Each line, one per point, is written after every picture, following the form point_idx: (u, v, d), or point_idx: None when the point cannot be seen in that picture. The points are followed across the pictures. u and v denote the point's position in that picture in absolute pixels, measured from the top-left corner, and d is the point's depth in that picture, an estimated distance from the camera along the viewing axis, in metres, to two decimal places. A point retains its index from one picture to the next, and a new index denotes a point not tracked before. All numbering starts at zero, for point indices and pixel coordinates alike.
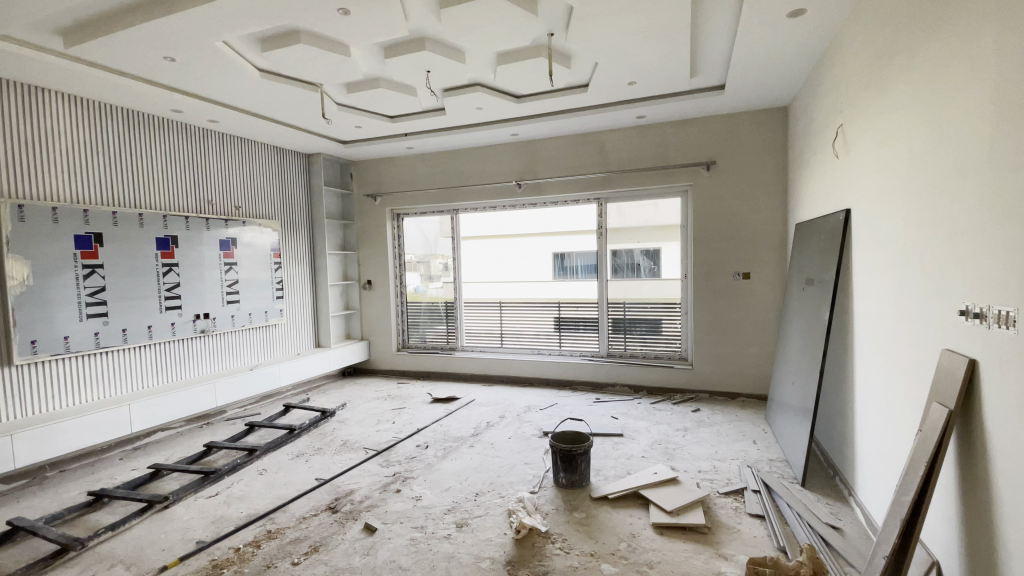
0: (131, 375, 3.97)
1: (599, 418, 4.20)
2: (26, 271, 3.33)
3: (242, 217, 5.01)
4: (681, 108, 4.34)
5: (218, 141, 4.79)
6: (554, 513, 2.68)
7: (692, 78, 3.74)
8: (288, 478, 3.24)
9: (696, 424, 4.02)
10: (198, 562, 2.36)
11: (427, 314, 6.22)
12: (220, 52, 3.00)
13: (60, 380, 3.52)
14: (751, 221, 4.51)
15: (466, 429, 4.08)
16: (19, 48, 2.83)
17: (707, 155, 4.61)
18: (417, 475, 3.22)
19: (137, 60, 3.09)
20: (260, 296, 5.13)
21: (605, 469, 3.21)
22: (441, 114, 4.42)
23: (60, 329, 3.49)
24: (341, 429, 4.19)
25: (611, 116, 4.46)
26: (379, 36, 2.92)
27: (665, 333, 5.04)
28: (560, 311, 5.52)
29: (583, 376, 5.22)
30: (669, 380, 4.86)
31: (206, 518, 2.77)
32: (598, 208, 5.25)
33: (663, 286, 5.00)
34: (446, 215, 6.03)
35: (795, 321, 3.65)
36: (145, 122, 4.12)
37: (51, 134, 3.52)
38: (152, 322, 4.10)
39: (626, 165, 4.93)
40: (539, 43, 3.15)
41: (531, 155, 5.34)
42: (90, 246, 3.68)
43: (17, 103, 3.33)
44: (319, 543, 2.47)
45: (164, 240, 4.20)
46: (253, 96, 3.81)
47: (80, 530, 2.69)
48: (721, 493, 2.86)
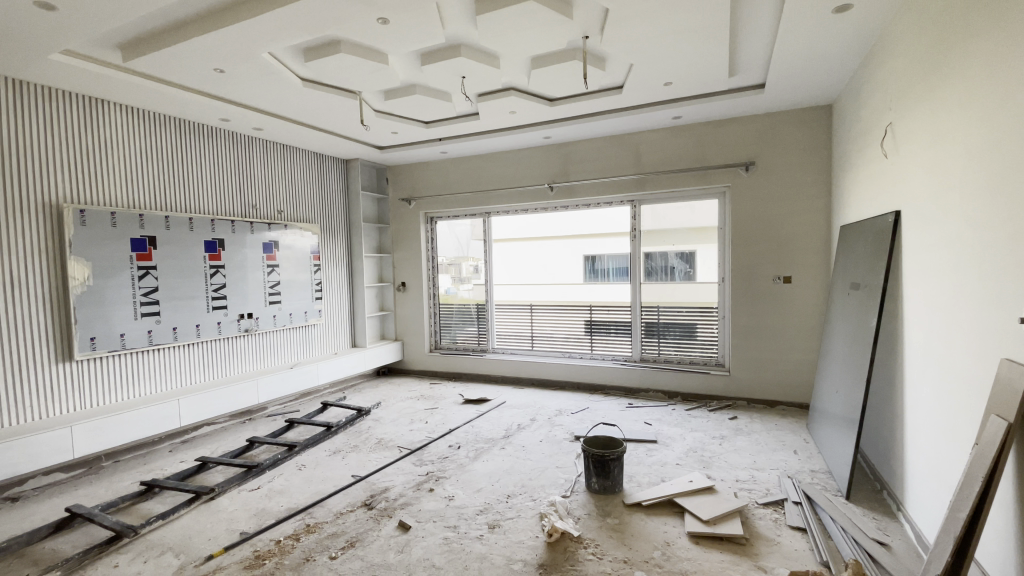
0: (180, 371, 4.18)
1: (632, 423, 4.15)
2: (86, 272, 3.54)
3: (284, 221, 5.20)
4: (719, 108, 4.24)
5: (262, 148, 4.98)
6: (586, 518, 2.66)
7: (731, 77, 3.65)
8: (325, 474, 3.34)
9: (734, 432, 3.91)
10: (242, 552, 2.45)
11: (459, 316, 6.29)
12: (265, 63, 3.12)
13: (115, 375, 3.73)
14: (792, 223, 4.37)
15: (497, 431, 4.10)
16: (85, 62, 3.04)
17: (746, 155, 4.50)
18: (450, 475, 3.26)
19: (189, 72, 3.25)
20: (300, 297, 5.31)
21: (638, 475, 3.16)
22: (475, 119, 4.46)
23: (116, 327, 3.70)
24: (376, 428, 4.29)
25: (645, 117, 4.41)
26: (416, 43, 2.98)
27: (700, 339, 4.94)
28: (592, 314, 5.48)
29: (615, 380, 5.16)
30: (704, 387, 4.75)
31: (249, 510, 2.88)
32: (631, 210, 5.19)
33: (699, 289, 4.89)
34: (478, 218, 6.09)
35: (840, 328, 3.51)
36: (196, 131, 4.34)
37: (110, 143, 3.75)
38: (200, 321, 4.29)
39: (660, 167, 4.86)
40: (574, 47, 3.15)
41: (564, 157, 5.33)
42: (145, 249, 3.89)
43: (81, 114, 3.57)
44: (355, 538, 2.54)
45: (212, 243, 4.40)
46: (296, 104, 3.95)
47: (133, 519, 2.84)
48: (760, 503, 2.77)
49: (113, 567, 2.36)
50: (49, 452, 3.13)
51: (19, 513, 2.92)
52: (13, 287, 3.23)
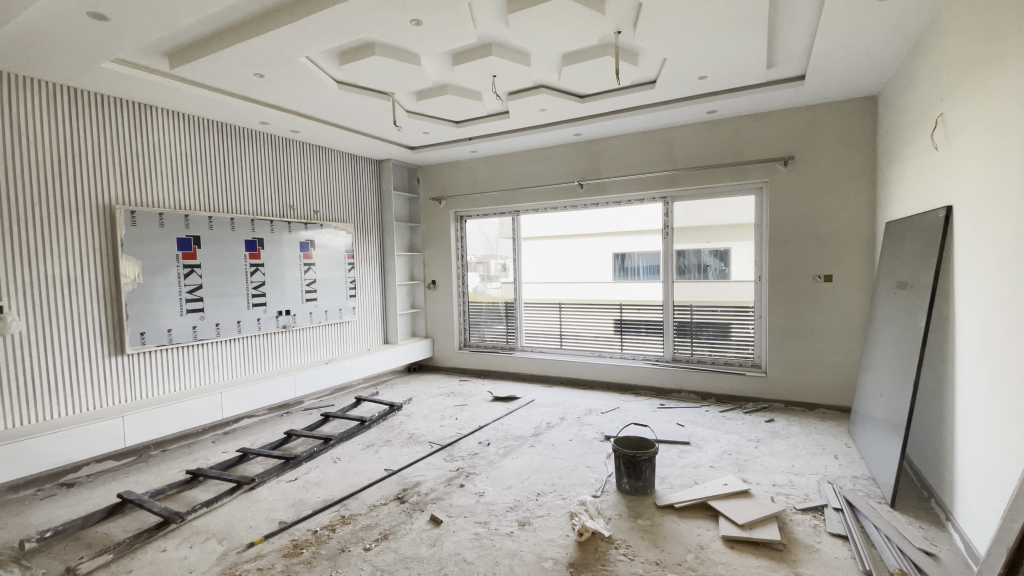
0: (222, 365, 4.35)
1: (664, 424, 4.08)
2: (136, 270, 3.72)
3: (320, 220, 5.34)
4: (756, 101, 4.12)
5: (300, 150, 5.14)
6: (617, 519, 2.64)
7: (768, 69, 3.54)
8: (359, 468, 3.42)
9: (770, 435, 3.80)
10: (281, 541, 2.54)
11: (488, 314, 6.33)
12: (303, 67, 3.22)
13: (163, 368, 3.92)
14: (834, 219, 4.21)
15: (526, 429, 4.11)
16: (136, 70, 3.21)
17: (784, 149, 4.36)
18: (480, 472, 3.29)
19: (231, 77, 3.37)
20: (335, 295, 5.44)
21: (671, 477, 3.11)
22: (505, 117, 4.47)
23: (163, 323, 3.88)
24: (408, 423, 4.36)
25: (679, 112, 4.31)
26: (448, 44, 3.01)
27: (735, 339, 4.81)
28: (622, 313, 5.42)
29: (646, 380, 5.09)
30: (739, 388, 4.62)
31: (287, 501, 2.98)
32: (664, 207, 5.10)
33: (734, 288, 4.76)
34: (507, 216, 6.11)
35: (885, 328, 3.36)
36: (237, 134, 4.51)
37: (157, 147, 3.93)
38: (241, 318, 4.46)
39: (694, 163, 4.76)
40: (606, 42, 3.12)
41: (594, 155, 5.28)
42: (190, 248, 4.07)
43: (129, 119, 3.75)
44: (389, 531, 2.59)
45: (252, 243, 4.56)
46: (331, 106, 4.05)
47: (179, 506, 2.97)
48: (798, 509, 2.69)
49: (161, 551, 2.48)
50: (103, 440, 3.31)
51: (76, 497, 3.10)
52: (70, 284, 3.44)
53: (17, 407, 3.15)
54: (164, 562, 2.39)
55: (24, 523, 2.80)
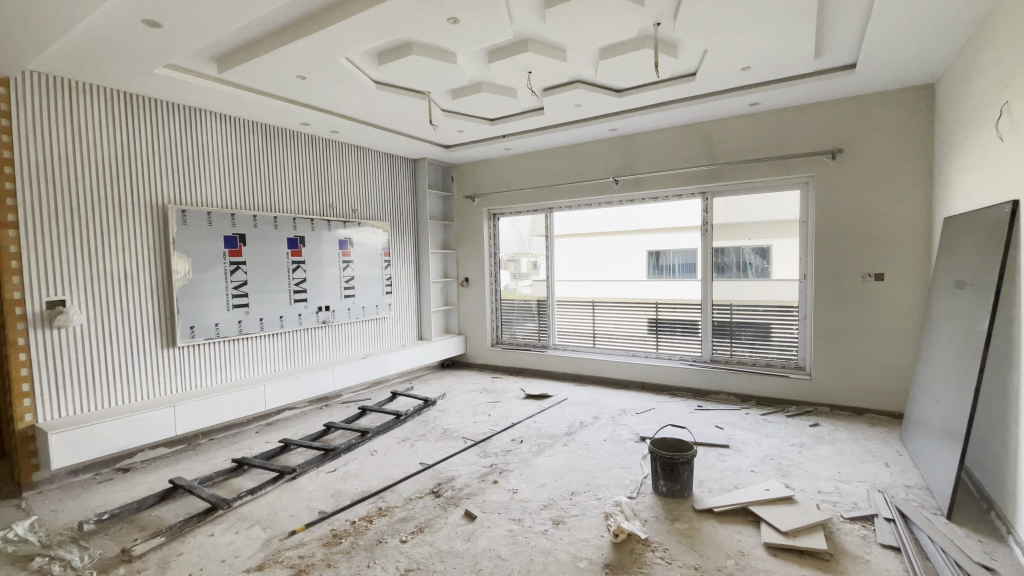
0: (265, 359, 4.51)
1: (702, 426, 3.98)
2: (187, 267, 3.90)
3: (357, 219, 5.46)
4: (802, 92, 3.96)
5: (339, 150, 5.27)
6: (654, 521, 2.59)
7: (816, 58, 3.39)
8: (395, 461, 3.48)
9: (815, 440, 3.65)
10: (321, 530, 2.61)
11: (520, 312, 6.34)
12: (343, 69, 3.29)
13: (211, 360, 4.10)
14: (885, 215, 4.00)
15: (559, 427, 4.08)
16: (186, 75, 3.35)
17: (832, 142, 4.17)
18: (514, 469, 3.29)
19: (274, 80, 3.48)
20: (372, 291, 5.56)
21: (709, 480, 3.03)
22: (540, 114, 4.45)
23: (211, 317, 4.06)
24: (441, 418, 4.41)
25: (719, 105, 4.19)
26: (485, 42, 3.01)
27: (777, 339, 4.64)
28: (658, 311, 5.32)
29: (683, 381, 4.97)
30: (782, 391, 4.46)
31: (327, 491, 3.06)
32: (703, 203, 4.97)
33: (777, 287, 4.59)
34: (540, 214, 6.10)
35: (942, 330, 3.18)
36: (279, 135, 4.66)
37: (205, 148, 4.09)
38: (283, 313, 4.61)
39: (735, 158, 4.62)
40: (645, 34, 3.05)
41: (629, 150, 5.19)
42: (236, 245, 4.23)
43: (180, 122, 3.92)
44: (424, 524, 2.63)
45: (294, 240, 4.70)
46: (369, 107, 4.13)
47: (226, 492, 3.10)
48: (845, 518, 2.57)
49: (209, 536, 2.59)
50: (156, 428, 3.48)
51: (131, 482, 3.28)
52: (126, 279, 3.63)
53: (79, 395, 3.35)
54: (212, 546, 2.49)
55: (85, 504, 2.97)
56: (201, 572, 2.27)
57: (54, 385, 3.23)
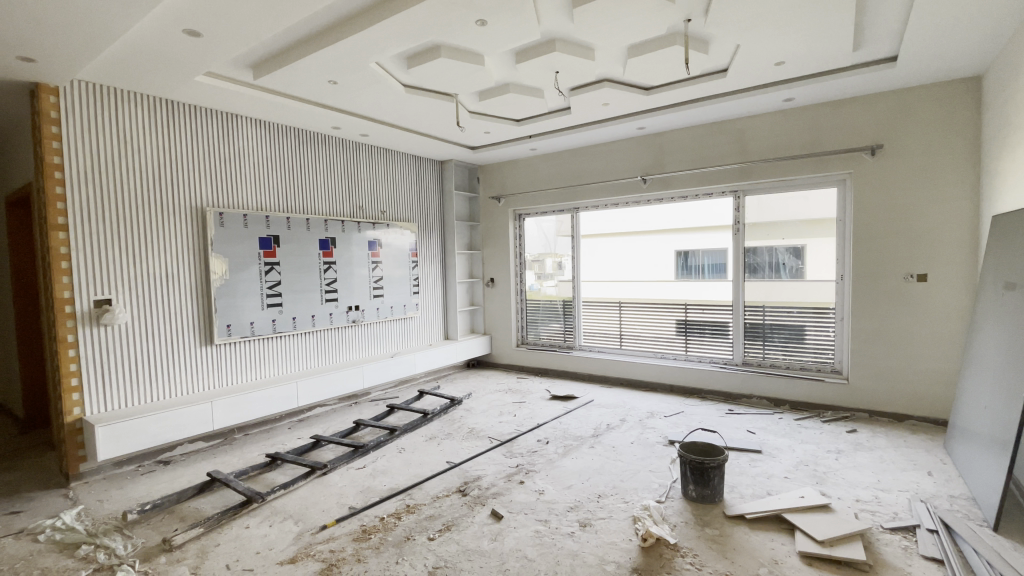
0: (298, 356, 4.63)
1: (733, 431, 3.89)
2: (224, 267, 4.04)
3: (386, 220, 5.55)
4: (840, 87, 3.83)
5: (368, 152, 5.37)
6: (683, 526, 2.54)
7: (854, 52, 3.27)
8: (422, 459, 3.52)
9: (853, 447, 3.52)
10: (351, 525, 2.67)
11: (545, 312, 6.33)
12: (373, 72, 3.35)
13: (246, 358, 4.23)
14: (929, 213, 3.83)
15: (586, 429, 4.06)
16: (224, 81, 3.47)
17: (871, 137, 4.02)
18: (540, 470, 3.29)
19: (307, 85, 3.57)
20: (400, 291, 5.65)
21: (741, 486, 2.96)
22: (566, 114, 4.44)
23: (247, 316, 4.19)
24: (468, 418, 4.44)
25: (752, 101, 4.09)
26: (512, 43, 3.02)
27: (812, 342, 4.50)
28: (687, 313, 5.23)
29: (712, 384, 4.87)
30: (818, 395, 4.32)
31: (357, 487, 3.12)
32: (734, 201, 4.85)
33: (812, 288, 4.45)
34: (566, 214, 6.09)
35: (991, 334, 3.02)
36: (311, 138, 4.77)
37: (240, 153, 4.22)
38: (315, 312, 4.72)
39: (769, 155, 4.50)
40: (674, 31, 3.00)
41: (658, 148, 5.12)
42: (271, 246, 4.35)
43: (217, 127, 4.06)
44: (451, 522, 2.65)
45: (325, 241, 4.81)
46: (398, 110, 4.19)
47: (260, 486, 3.19)
48: (885, 528, 2.47)
49: (244, 528, 2.68)
50: (195, 422, 3.62)
51: (171, 474, 3.41)
52: (167, 280, 3.78)
53: (123, 389, 3.50)
54: (247, 538, 2.57)
55: (129, 495, 3.11)
56: (238, 563, 2.35)
57: (101, 380, 3.39)
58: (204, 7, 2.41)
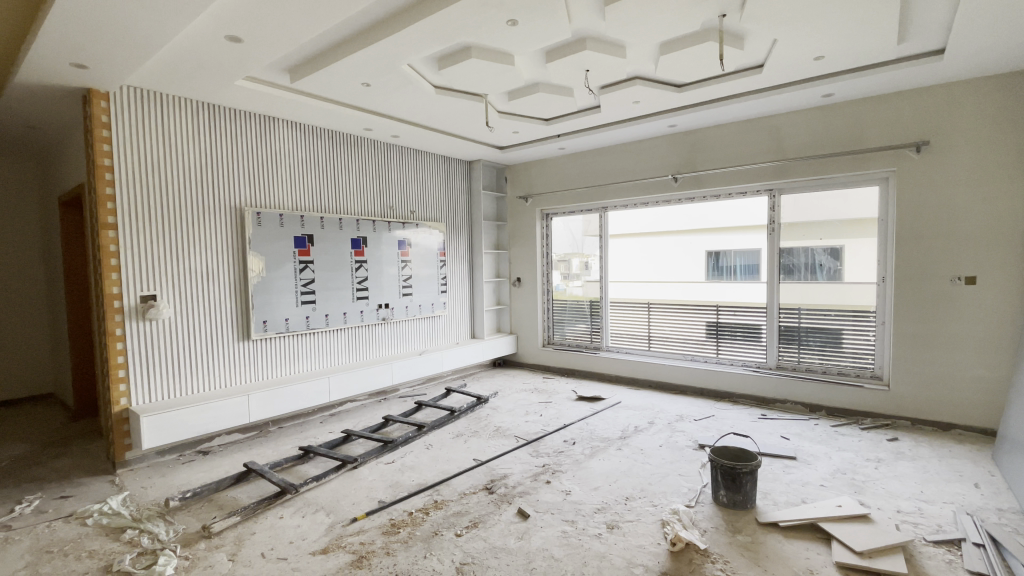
0: (330, 352, 4.74)
1: (766, 436, 3.79)
2: (261, 265, 4.17)
3: (415, 220, 5.63)
4: (884, 81, 3.68)
5: (398, 153, 5.45)
6: (713, 532, 2.50)
7: (898, 45, 3.15)
8: (450, 456, 3.56)
9: (894, 455, 3.39)
10: (381, 519, 2.72)
11: (572, 312, 6.30)
12: (405, 74, 3.40)
13: (281, 353, 4.36)
14: (978, 212, 3.64)
15: (613, 430, 4.02)
16: (262, 85, 3.58)
17: (915, 133, 3.85)
18: (566, 470, 3.28)
19: (341, 88, 3.66)
20: (428, 290, 5.72)
21: (774, 493, 2.88)
22: (596, 112, 4.41)
23: (282, 312, 4.32)
24: (494, 416, 4.46)
25: (789, 97, 3.98)
26: (542, 42, 3.02)
27: (850, 346, 4.34)
28: (718, 315, 5.12)
29: (744, 388, 4.76)
30: (856, 402, 4.16)
31: (386, 482, 3.17)
32: (770, 200, 4.73)
33: (851, 291, 4.30)
34: (594, 213, 6.05)
35: None
36: (344, 140, 4.88)
37: (277, 154, 4.35)
38: (347, 309, 4.83)
39: (806, 153, 4.36)
40: (709, 27, 2.94)
41: (689, 147, 5.03)
42: (305, 245, 4.47)
43: (253, 129, 4.18)
44: (478, 519, 2.67)
45: (357, 241, 4.91)
46: (428, 111, 4.25)
47: (294, 478, 3.29)
48: (928, 540, 2.37)
49: (279, 518, 2.76)
50: (232, 415, 3.76)
51: (210, 464, 3.54)
52: (208, 277, 3.93)
53: (166, 382, 3.65)
54: (281, 528, 2.65)
55: (170, 483, 3.25)
56: (273, 552, 2.43)
57: (146, 371, 3.55)
58: (245, 13, 2.50)
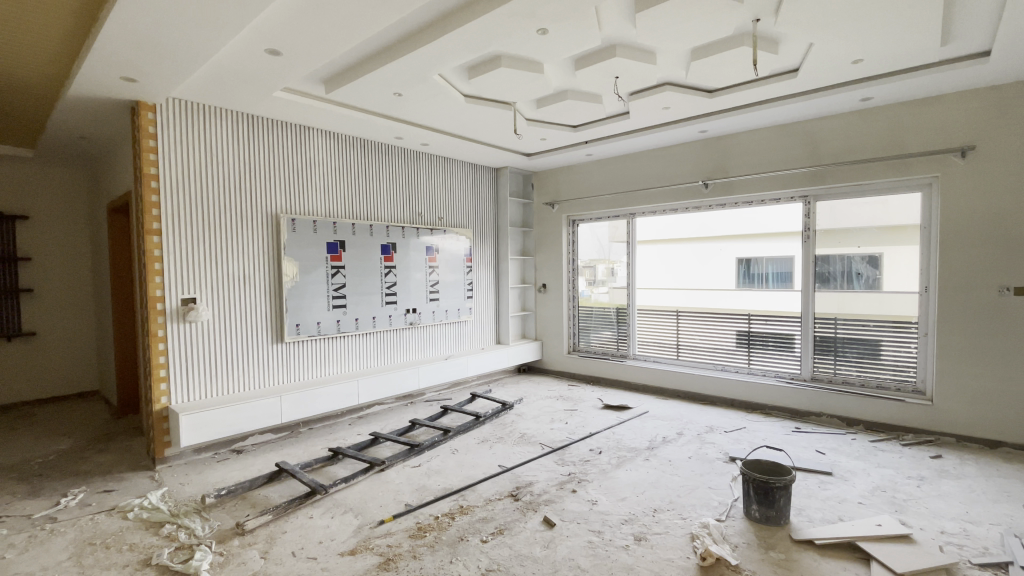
0: (359, 356, 4.83)
1: (800, 450, 3.68)
2: (295, 270, 4.29)
3: (443, 226, 5.70)
4: (925, 85, 3.56)
5: (427, 161, 5.54)
6: (745, 547, 2.43)
7: (941, 47, 3.03)
8: (475, 461, 3.57)
9: (938, 474, 3.23)
10: (407, 522, 2.74)
11: (598, 319, 6.25)
12: (436, 84, 3.47)
13: (312, 356, 4.47)
14: None
15: (640, 440, 3.97)
16: (299, 96, 3.71)
17: (962, 138, 3.70)
18: (593, 479, 3.25)
19: (373, 98, 3.75)
20: (454, 296, 5.78)
21: (809, 510, 2.79)
22: (625, 118, 4.38)
23: (314, 316, 4.43)
24: (519, 423, 4.46)
25: (825, 102, 3.88)
26: (572, 50, 3.03)
27: (890, 358, 4.18)
28: (750, 324, 5.00)
29: (777, 400, 4.62)
30: (896, 416, 4.00)
31: (412, 485, 3.21)
32: (804, 207, 4.61)
33: (890, 300, 4.14)
34: (621, 219, 6.00)
35: None
36: (375, 149, 4.99)
37: (311, 163, 4.48)
38: (375, 314, 4.91)
39: (843, 158, 4.24)
40: (742, 32, 2.90)
41: (720, 152, 4.95)
42: (337, 251, 4.58)
43: (289, 139, 4.32)
44: (504, 526, 2.67)
45: (386, 246, 5.00)
46: (457, 119, 4.31)
47: (323, 479, 3.35)
48: (975, 563, 2.25)
49: (309, 517, 2.82)
50: (266, 415, 3.87)
51: (243, 463, 3.65)
52: (244, 280, 4.06)
53: (203, 382, 3.79)
54: (311, 528, 2.71)
55: (206, 480, 3.35)
56: (303, 551, 2.48)
57: (185, 372, 3.69)
58: (284, 27, 2.59)
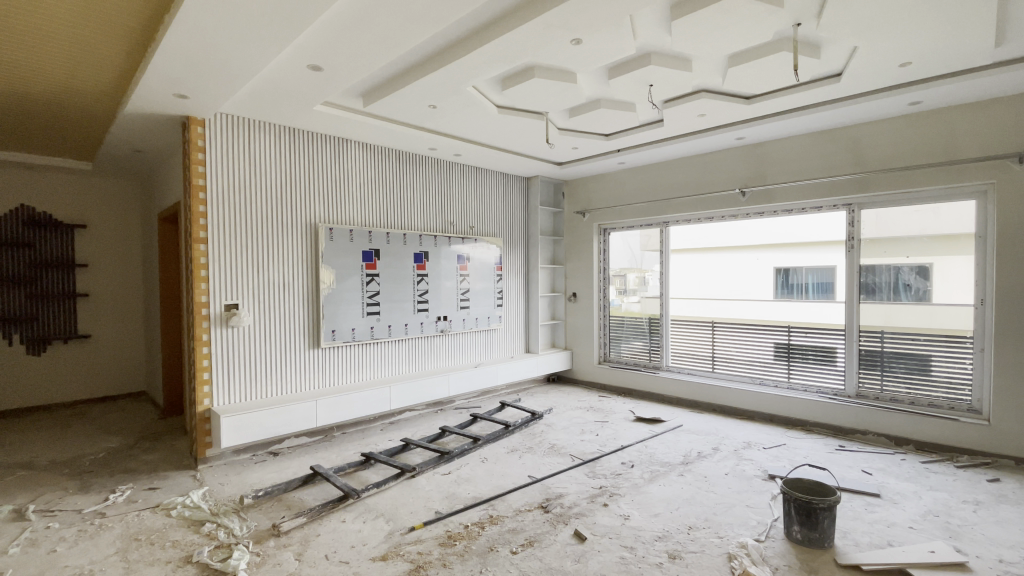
0: (390, 362, 4.90)
1: (845, 469, 3.51)
2: (331, 277, 4.42)
3: (474, 235, 5.76)
4: (979, 88, 3.39)
5: (460, 171, 5.63)
6: (786, 570, 2.33)
7: (996, 49, 2.89)
8: (505, 471, 3.56)
9: (997, 498, 3.03)
10: (437, 529, 2.75)
11: (630, 329, 6.15)
12: (470, 95, 3.52)
13: (346, 361, 4.56)
14: None
15: (674, 455, 3.87)
16: (339, 110, 3.84)
17: (1020, 142, 3.50)
18: (625, 493, 3.18)
19: (408, 110, 3.84)
20: (485, 304, 5.81)
21: (855, 533, 2.65)
22: (658, 126, 4.33)
23: (349, 322, 4.53)
24: (549, 433, 4.43)
25: (870, 107, 3.75)
26: (605, 58, 3.02)
27: (942, 375, 3.95)
28: (790, 336, 4.83)
29: (819, 416, 4.43)
30: (949, 437, 3.77)
31: (442, 493, 3.22)
32: (848, 215, 4.41)
33: (942, 313, 3.94)
34: (654, 228, 5.92)
35: None
36: (409, 159, 5.09)
37: (348, 174, 4.61)
38: (408, 321, 4.99)
39: (889, 165, 4.07)
40: (782, 36, 2.83)
41: (757, 159, 4.84)
42: (372, 259, 4.68)
43: (328, 151, 4.47)
44: (534, 538, 2.65)
45: (419, 255, 5.08)
46: (490, 130, 4.36)
47: (355, 484, 3.40)
48: None
49: (342, 521, 2.87)
50: (302, 418, 3.97)
51: (279, 465, 3.75)
52: (284, 287, 4.20)
53: (243, 385, 3.92)
54: (344, 532, 2.75)
55: (245, 481, 3.46)
56: (335, 555, 2.51)
57: (227, 375, 3.82)
58: (326, 43, 2.68)
